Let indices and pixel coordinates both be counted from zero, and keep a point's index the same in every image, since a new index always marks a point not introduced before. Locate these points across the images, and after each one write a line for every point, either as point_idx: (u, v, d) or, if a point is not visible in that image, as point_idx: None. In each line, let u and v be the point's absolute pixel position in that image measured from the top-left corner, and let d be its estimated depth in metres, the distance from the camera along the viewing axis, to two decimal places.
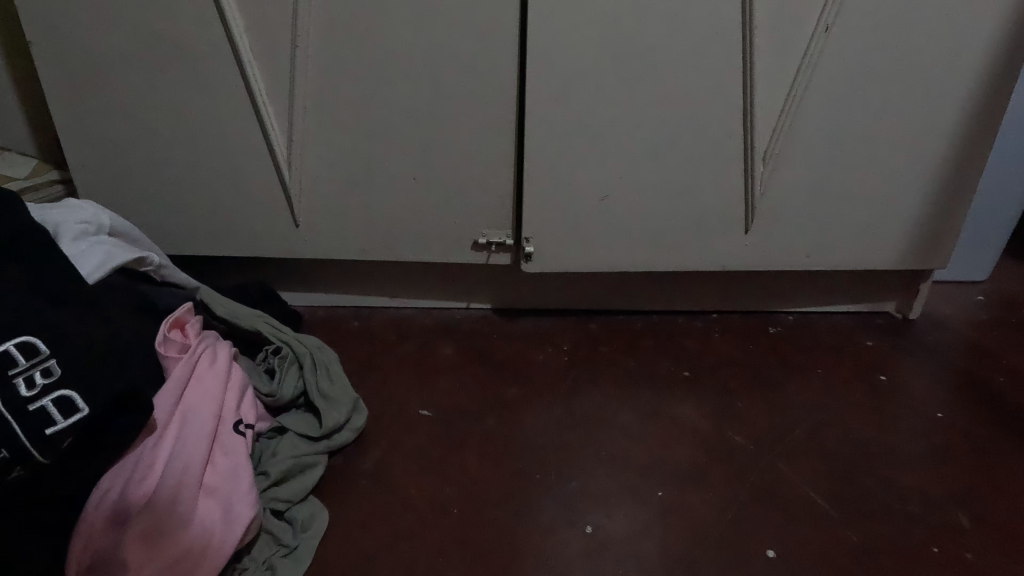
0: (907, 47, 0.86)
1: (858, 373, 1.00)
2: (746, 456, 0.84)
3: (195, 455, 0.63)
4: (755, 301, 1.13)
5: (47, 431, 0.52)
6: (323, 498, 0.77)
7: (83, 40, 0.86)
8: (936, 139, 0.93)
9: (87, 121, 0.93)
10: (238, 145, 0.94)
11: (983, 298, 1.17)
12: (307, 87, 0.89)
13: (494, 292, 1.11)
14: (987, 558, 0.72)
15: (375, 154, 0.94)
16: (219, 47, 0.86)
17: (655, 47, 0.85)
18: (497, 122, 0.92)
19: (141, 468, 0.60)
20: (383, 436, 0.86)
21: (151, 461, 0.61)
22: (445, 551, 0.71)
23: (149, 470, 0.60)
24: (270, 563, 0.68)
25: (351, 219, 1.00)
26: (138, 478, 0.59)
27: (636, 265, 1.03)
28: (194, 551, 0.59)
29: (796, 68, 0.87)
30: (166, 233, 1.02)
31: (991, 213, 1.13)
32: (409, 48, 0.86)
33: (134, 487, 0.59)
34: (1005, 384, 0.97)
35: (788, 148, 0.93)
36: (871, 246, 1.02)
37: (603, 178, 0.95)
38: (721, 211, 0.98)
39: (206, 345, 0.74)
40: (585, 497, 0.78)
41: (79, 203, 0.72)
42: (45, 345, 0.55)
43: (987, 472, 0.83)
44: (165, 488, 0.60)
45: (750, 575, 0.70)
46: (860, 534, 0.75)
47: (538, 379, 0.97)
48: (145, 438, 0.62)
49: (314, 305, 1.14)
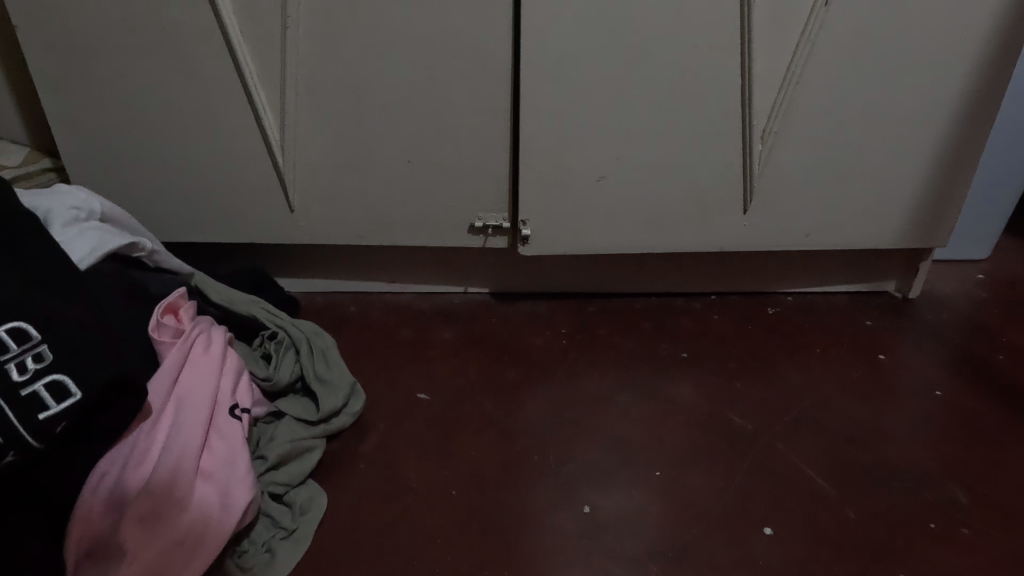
0: (910, 19, 0.84)
1: (857, 352, 0.99)
2: (744, 436, 0.85)
3: (191, 441, 0.63)
4: (755, 282, 1.12)
5: (41, 416, 0.52)
6: (322, 483, 0.77)
7: (69, 23, 0.85)
8: (937, 115, 0.92)
9: (76, 106, 0.92)
10: (230, 130, 0.92)
11: (983, 276, 1.17)
12: (298, 69, 0.87)
13: (491, 275, 1.11)
14: (983, 534, 0.73)
15: (370, 137, 0.93)
16: (208, 29, 0.85)
17: (651, 24, 0.84)
18: (492, 103, 0.90)
19: (137, 453, 0.59)
20: (381, 420, 0.86)
21: (146, 447, 0.60)
22: (445, 532, 0.72)
23: (144, 455, 0.60)
24: (270, 545, 0.69)
25: (346, 203, 0.99)
26: (134, 463, 0.59)
27: (634, 246, 1.02)
28: (192, 536, 0.59)
29: (796, 43, 0.85)
30: (160, 219, 1.01)
31: (993, 191, 1.12)
32: (400, 28, 0.85)
33: (130, 472, 0.58)
34: (1004, 362, 0.97)
35: (787, 126, 0.92)
36: (872, 225, 1.01)
37: (600, 159, 0.94)
38: (720, 191, 0.97)
39: (200, 330, 0.73)
40: (584, 478, 0.79)
41: (69, 189, 0.72)
42: (36, 330, 0.55)
43: (986, 450, 0.83)
44: (160, 473, 0.60)
45: (748, 552, 0.71)
46: (857, 510, 0.75)
47: (537, 362, 0.97)
48: (140, 423, 0.61)
49: (311, 291, 1.13)
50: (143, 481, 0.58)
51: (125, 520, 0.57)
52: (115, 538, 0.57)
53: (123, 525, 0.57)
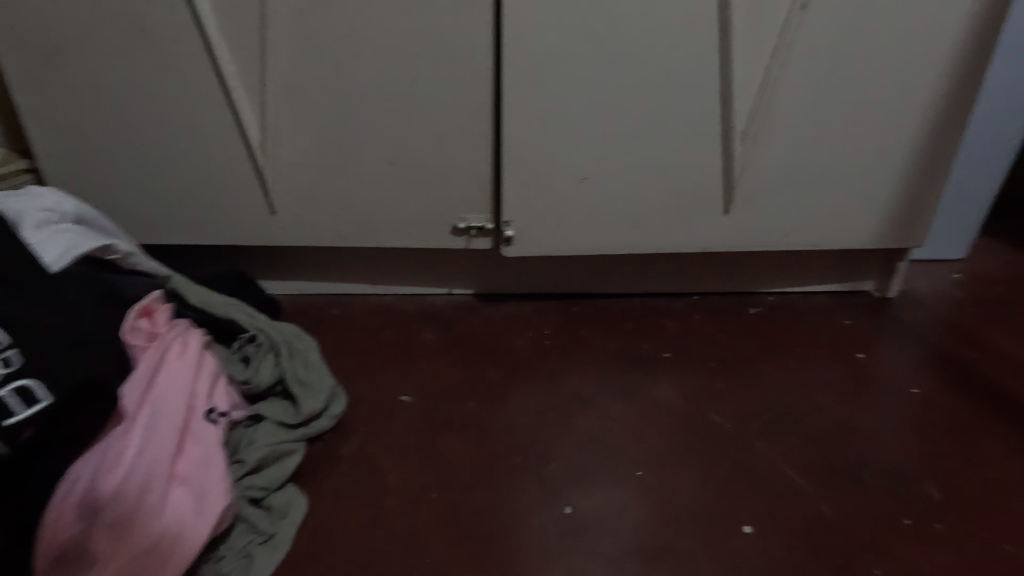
0: (884, 23, 0.86)
1: (835, 351, 1.01)
2: (725, 435, 0.85)
3: (165, 445, 0.62)
4: (736, 282, 1.13)
5: (7, 421, 0.52)
6: (301, 487, 0.77)
7: (42, 22, 0.83)
8: (912, 117, 0.93)
9: (50, 106, 0.90)
10: (208, 130, 0.92)
11: (959, 276, 1.19)
12: (278, 70, 0.87)
13: (475, 277, 1.11)
14: (956, 529, 0.74)
15: (351, 139, 0.93)
16: (186, 29, 0.84)
17: (632, 27, 0.84)
18: (473, 104, 0.90)
19: (109, 459, 0.59)
20: (362, 423, 0.85)
21: (119, 450, 0.60)
22: (425, 534, 0.72)
23: (117, 459, 0.59)
24: (247, 551, 0.68)
25: (327, 205, 0.98)
26: (106, 469, 0.58)
27: (616, 247, 1.02)
28: (167, 541, 0.58)
29: (774, 46, 0.86)
30: (138, 221, 1.00)
31: (968, 192, 1.14)
32: (381, 29, 0.84)
33: (101, 478, 0.58)
34: (978, 360, 0.99)
35: (766, 128, 0.93)
36: (850, 225, 1.02)
37: (582, 160, 0.94)
38: (700, 192, 0.98)
39: (177, 335, 0.72)
40: (566, 478, 0.79)
41: (39, 191, 0.70)
42: (6, 335, 0.55)
43: (960, 447, 0.84)
44: (134, 477, 0.59)
45: (727, 550, 0.71)
46: (834, 507, 0.76)
47: (520, 363, 0.97)
48: (113, 428, 0.61)
49: (292, 293, 1.12)
50: (115, 486, 0.58)
51: (96, 526, 0.56)
52: (86, 546, 0.56)
53: (95, 532, 0.56)
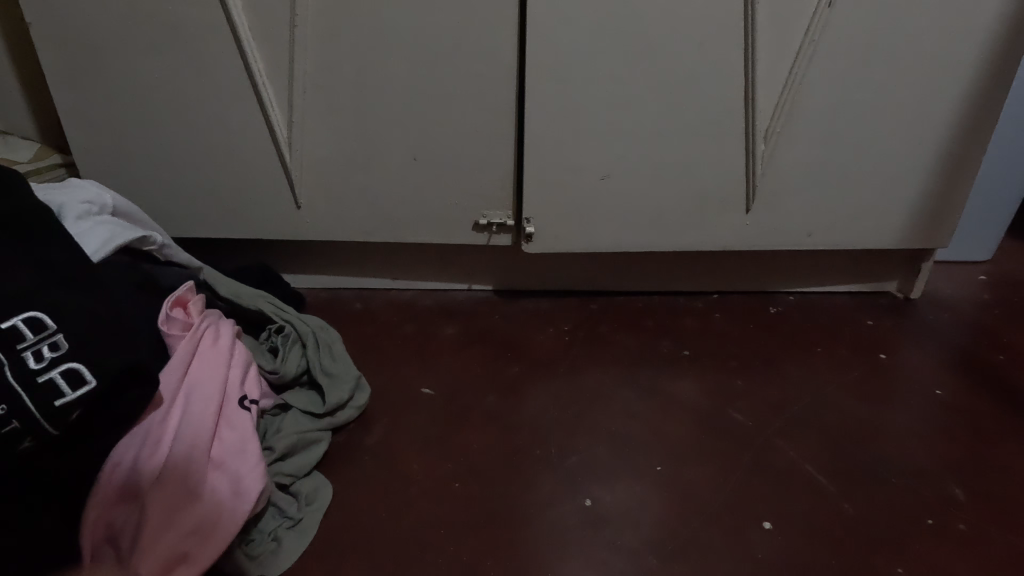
0: (912, 21, 0.85)
1: (857, 352, 1.00)
2: (745, 432, 0.85)
3: (202, 430, 0.64)
4: (756, 281, 1.13)
5: (56, 402, 0.54)
6: (326, 475, 0.79)
7: (81, 20, 0.86)
8: (940, 115, 0.92)
9: (87, 102, 0.93)
10: (239, 127, 0.94)
11: (985, 278, 1.17)
12: (306, 67, 0.89)
13: (495, 273, 1.12)
14: (980, 530, 0.74)
15: (376, 135, 0.94)
16: (218, 26, 0.86)
17: (655, 25, 0.85)
18: (497, 102, 0.91)
19: (150, 443, 0.61)
20: (385, 414, 0.87)
21: (158, 435, 0.62)
22: (448, 522, 0.73)
23: (157, 444, 0.61)
24: (276, 534, 0.70)
25: (351, 200, 1.00)
26: (147, 453, 0.60)
27: (636, 245, 1.03)
28: (204, 524, 0.60)
29: (799, 45, 0.86)
30: (169, 215, 1.03)
31: (995, 192, 1.12)
32: (408, 27, 0.86)
33: (144, 462, 0.60)
34: (1003, 362, 0.97)
35: (790, 126, 0.92)
36: (873, 225, 1.02)
37: (603, 157, 0.95)
38: (722, 190, 0.98)
39: (209, 324, 0.74)
40: (585, 472, 0.80)
41: (81, 183, 0.73)
42: (50, 320, 0.56)
43: (985, 448, 0.84)
44: (172, 461, 0.61)
45: (748, 546, 0.72)
46: (855, 505, 0.76)
47: (539, 358, 0.98)
48: (152, 413, 0.63)
49: (316, 287, 1.15)
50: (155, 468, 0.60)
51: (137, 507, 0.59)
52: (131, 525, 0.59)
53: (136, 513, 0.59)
